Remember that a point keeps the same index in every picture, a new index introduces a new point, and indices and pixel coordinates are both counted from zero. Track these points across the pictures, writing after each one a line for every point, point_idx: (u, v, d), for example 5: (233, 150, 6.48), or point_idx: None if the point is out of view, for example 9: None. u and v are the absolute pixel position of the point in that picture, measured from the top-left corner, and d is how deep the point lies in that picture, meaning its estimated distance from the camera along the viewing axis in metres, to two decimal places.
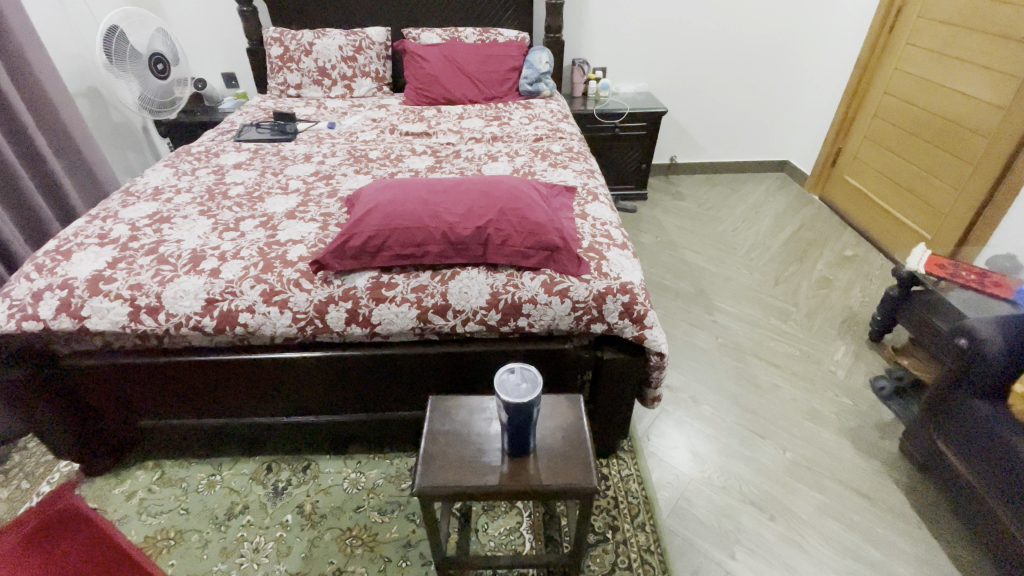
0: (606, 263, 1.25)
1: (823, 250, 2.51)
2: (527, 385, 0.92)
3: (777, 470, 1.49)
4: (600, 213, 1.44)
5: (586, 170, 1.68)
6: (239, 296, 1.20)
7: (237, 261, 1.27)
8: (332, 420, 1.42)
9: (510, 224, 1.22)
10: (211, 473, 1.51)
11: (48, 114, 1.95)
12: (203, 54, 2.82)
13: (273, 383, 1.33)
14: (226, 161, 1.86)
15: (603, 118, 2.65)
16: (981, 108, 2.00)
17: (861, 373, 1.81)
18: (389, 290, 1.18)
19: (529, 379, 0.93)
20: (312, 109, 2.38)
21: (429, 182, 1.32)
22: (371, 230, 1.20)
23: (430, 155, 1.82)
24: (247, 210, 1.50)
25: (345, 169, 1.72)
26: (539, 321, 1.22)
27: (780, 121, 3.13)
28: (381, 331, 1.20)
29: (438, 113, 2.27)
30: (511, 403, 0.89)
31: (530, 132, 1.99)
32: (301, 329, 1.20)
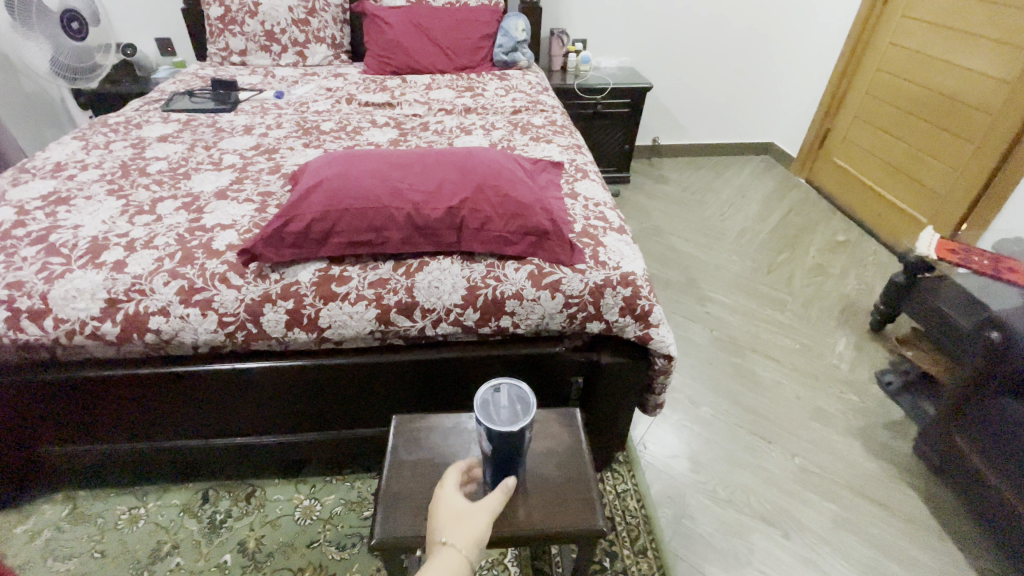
0: (603, 250, 1.06)
1: (814, 235, 2.39)
2: (516, 409, 0.72)
3: (786, 478, 1.34)
4: (591, 192, 1.25)
5: (572, 145, 1.48)
6: (149, 296, 0.96)
7: (148, 251, 1.02)
8: (280, 440, 1.19)
9: (488, 203, 1.01)
10: (135, 505, 1.25)
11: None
12: (130, 15, 2.46)
13: (202, 401, 1.09)
14: (149, 133, 1.58)
15: (584, 94, 2.45)
16: (984, 83, 1.90)
17: (865, 367, 1.69)
18: (340, 285, 0.97)
19: (520, 401, 0.73)
20: (259, 77, 2.09)
21: (389, 154, 1.09)
22: (316, 211, 0.97)
23: (393, 127, 1.58)
24: (167, 189, 1.23)
25: (292, 143, 1.47)
26: (525, 321, 1.02)
27: (765, 101, 2.99)
28: (332, 337, 0.98)
29: (403, 83, 2.02)
30: (499, 433, 0.69)
31: (507, 104, 1.78)
32: (229, 336, 0.97)
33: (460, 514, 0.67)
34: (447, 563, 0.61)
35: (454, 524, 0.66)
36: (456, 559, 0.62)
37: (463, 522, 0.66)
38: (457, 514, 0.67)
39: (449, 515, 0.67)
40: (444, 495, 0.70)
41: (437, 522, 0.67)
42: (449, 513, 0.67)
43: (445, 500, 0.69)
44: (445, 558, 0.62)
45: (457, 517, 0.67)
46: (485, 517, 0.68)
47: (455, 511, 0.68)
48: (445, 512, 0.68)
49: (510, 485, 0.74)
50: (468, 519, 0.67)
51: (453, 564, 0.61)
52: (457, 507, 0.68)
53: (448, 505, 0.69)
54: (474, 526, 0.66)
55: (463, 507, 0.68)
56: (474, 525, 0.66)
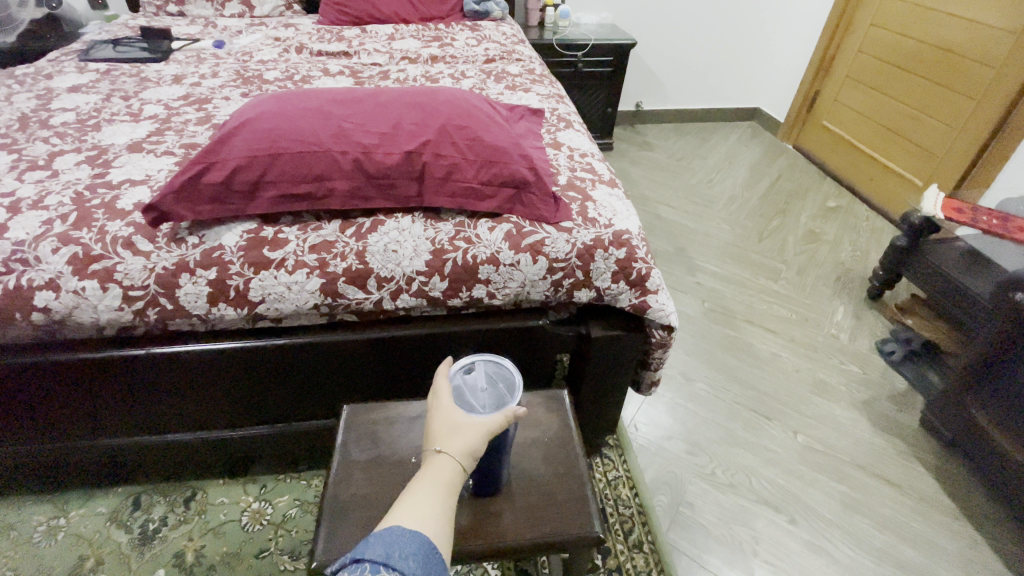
0: (592, 205, 0.91)
1: (805, 201, 2.28)
2: (499, 391, 0.58)
3: (790, 458, 1.23)
4: (576, 142, 1.09)
5: (553, 95, 1.31)
6: (35, 267, 0.76)
7: (36, 212, 0.83)
8: (219, 435, 1.02)
9: (456, 148, 0.84)
10: (53, 516, 1.06)
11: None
12: None
13: (117, 394, 0.90)
14: (60, 83, 1.34)
15: (564, 50, 2.26)
16: (987, 34, 1.79)
17: (865, 337, 1.59)
18: (275, 250, 0.80)
19: (502, 379, 0.59)
20: (197, 27, 1.84)
21: (335, 91, 0.91)
22: (241, 155, 0.78)
23: (348, 77, 1.39)
24: (71, 142, 1.03)
25: (229, 92, 1.26)
26: (502, 290, 0.86)
27: (752, 63, 2.85)
28: (267, 313, 0.81)
29: (363, 33, 1.80)
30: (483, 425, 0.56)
31: (479, 53, 1.59)
32: (139, 315, 0.79)
33: (453, 422, 0.54)
34: (438, 480, 0.50)
35: (448, 433, 0.53)
36: (446, 479, 0.50)
37: (459, 433, 0.53)
38: (449, 421, 0.54)
39: (442, 423, 0.54)
40: (435, 400, 0.56)
41: (429, 427, 0.55)
42: (442, 419, 0.54)
43: (438, 404, 0.56)
44: (433, 476, 0.50)
45: (451, 426, 0.53)
46: (484, 428, 0.54)
47: (448, 418, 0.54)
48: (438, 416, 0.55)
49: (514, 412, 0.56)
50: (464, 430, 0.53)
51: (443, 484, 0.50)
52: (450, 415, 0.54)
53: (442, 410, 0.55)
54: (473, 437, 0.53)
55: (460, 416, 0.54)
56: (472, 436, 0.53)
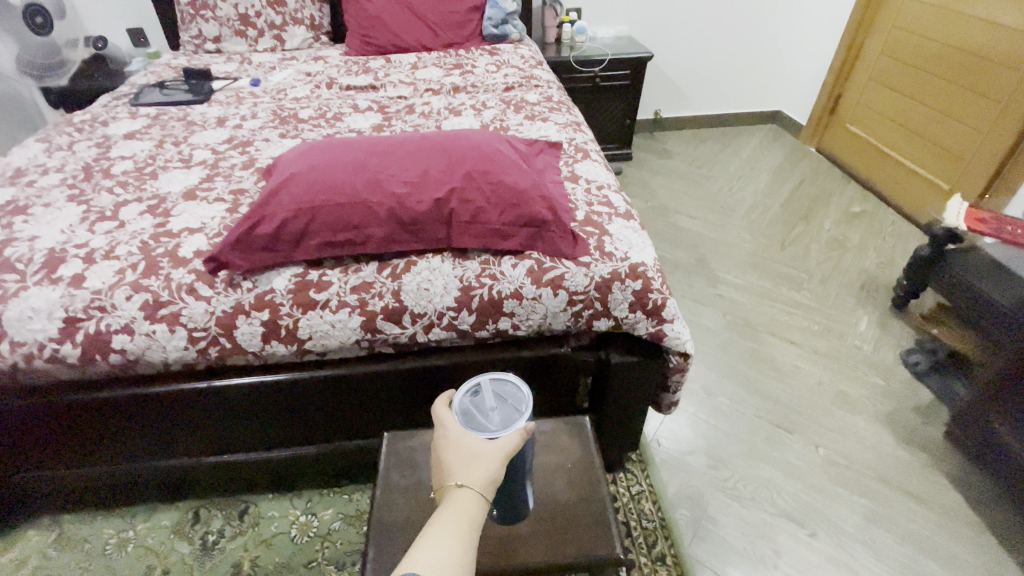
0: (608, 239, 0.96)
1: (828, 206, 2.27)
2: (508, 406, 0.62)
3: (811, 472, 1.26)
4: (593, 174, 1.14)
5: (571, 123, 1.37)
6: (111, 313, 0.86)
7: (110, 262, 0.93)
8: (269, 455, 1.11)
9: (480, 192, 0.91)
10: (123, 528, 1.17)
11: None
12: (99, 9, 2.32)
13: (182, 421, 1.00)
14: (116, 131, 1.46)
15: (580, 67, 2.31)
16: (1011, 36, 1.77)
17: (889, 347, 1.59)
18: (320, 292, 0.88)
19: (509, 393, 0.63)
20: (234, 64, 1.96)
21: (368, 143, 0.99)
22: (287, 210, 0.87)
23: (376, 112, 1.47)
24: (132, 191, 1.13)
25: (268, 134, 1.36)
26: (526, 321, 0.93)
27: (772, 66, 2.83)
28: (314, 348, 0.90)
29: (387, 63, 1.89)
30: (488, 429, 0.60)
31: (498, 81, 1.65)
32: (201, 353, 0.88)
33: (472, 453, 0.58)
34: (459, 509, 0.54)
35: (467, 464, 0.57)
36: (471, 511, 0.54)
37: (477, 462, 0.57)
38: (468, 454, 0.58)
39: (459, 454, 0.58)
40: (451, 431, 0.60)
41: (447, 460, 0.58)
42: (459, 449, 0.58)
43: (455, 436, 0.60)
44: (459, 507, 0.54)
45: (469, 456, 0.57)
46: (501, 456, 0.58)
47: (468, 450, 0.58)
48: (457, 450, 0.58)
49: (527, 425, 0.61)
50: (484, 461, 0.57)
51: (469, 515, 0.54)
52: (469, 447, 0.58)
53: (459, 442, 0.59)
54: (493, 466, 0.57)
55: (477, 445, 0.58)
56: (493, 466, 0.57)
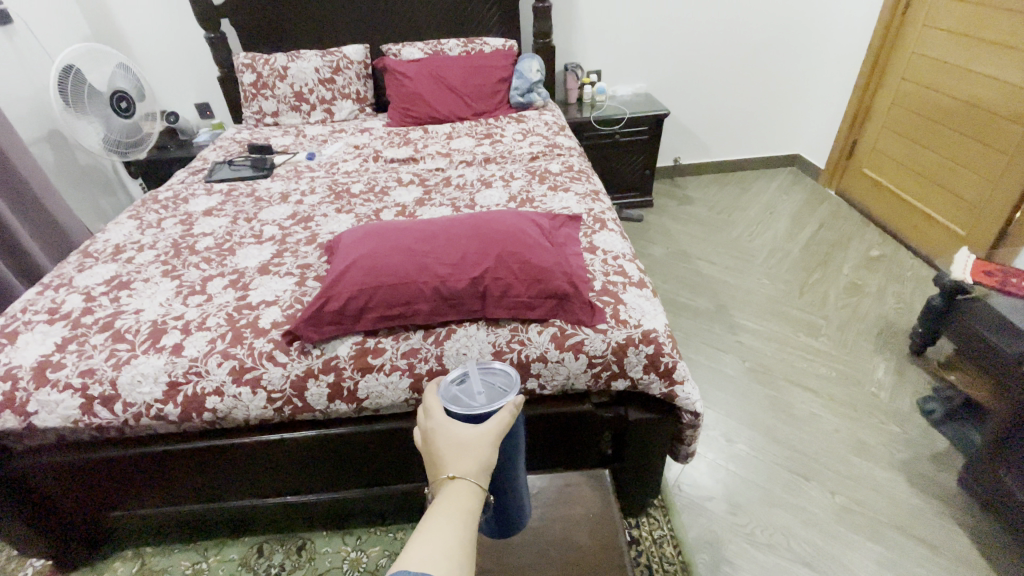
0: (623, 307, 1.09)
1: (847, 250, 2.34)
2: (494, 389, 0.70)
3: (828, 519, 1.32)
4: (610, 244, 1.28)
5: (589, 193, 1.52)
6: (205, 377, 1.04)
7: (203, 333, 1.10)
8: (326, 497, 1.26)
9: (510, 270, 1.06)
10: (197, 560, 1.32)
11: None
12: (172, 87, 2.54)
13: (255, 467, 1.16)
14: (196, 207, 1.68)
15: (601, 125, 2.48)
16: (1013, 92, 1.85)
17: (906, 395, 1.64)
18: (376, 357, 1.04)
19: (497, 380, 0.72)
20: (291, 138, 2.21)
21: (415, 227, 1.16)
22: (350, 290, 1.05)
23: (418, 185, 1.67)
24: (215, 266, 1.33)
25: (326, 209, 1.57)
26: (551, 381, 1.06)
27: (788, 114, 2.95)
28: (370, 405, 1.06)
29: (425, 134, 2.11)
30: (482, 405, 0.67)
31: (524, 151, 1.83)
32: (277, 410, 1.05)
33: (465, 442, 0.63)
34: (456, 497, 0.58)
35: (457, 455, 0.62)
36: (468, 495, 0.58)
37: (466, 451, 0.62)
38: (461, 443, 0.63)
39: (449, 446, 0.63)
40: (442, 422, 0.65)
41: (440, 451, 0.63)
42: (449, 441, 0.63)
43: (443, 428, 0.65)
44: (457, 492, 0.58)
45: (459, 446, 0.62)
46: (492, 440, 0.64)
47: (460, 439, 0.63)
48: (449, 441, 0.63)
49: (516, 401, 0.69)
50: (477, 448, 0.63)
51: (465, 500, 0.58)
52: (461, 436, 0.63)
53: (451, 433, 0.64)
54: (486, 452, 0.63)
55: (466, 434, 0.64)
56: (486, 451, 0.63)
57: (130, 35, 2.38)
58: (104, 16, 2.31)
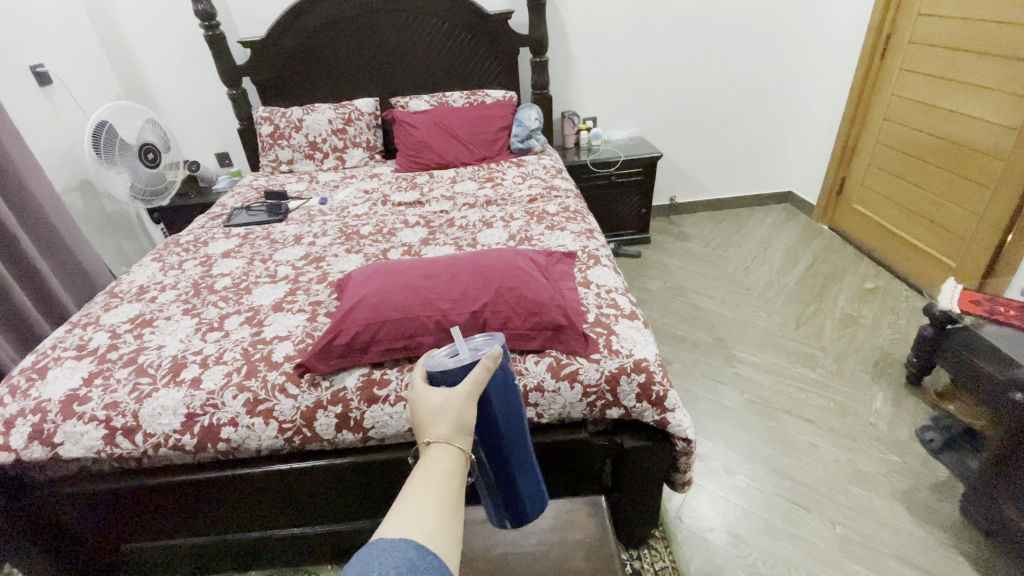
0: (615, 338, 1.15)
1: (842, 283, 2.39)
2: (479, 351, 0.75)
3: (829, 550, 1.32)
4: (603, 279, 1.36)
5: (584, 231, 1.61)
6: (221, 409, 1.10)
7: (219, 366, 1.17)
8: (331, 529, 1.28)
9: (508, 304, 1.13)
10: None
11: (10, 187, 1.74)
12: (195, 138, 2.71)
13: (263, 498, 1.20)
14: (215, 250, 1.79)
15: (597, 168, 2.61)
16: (990, 129, 1.93)
17: (904, 424, 1.66)
18: (381, 388, 1.10)
19: (481, 346, 0.77)
20: (304, 184, 2.34)
21: (420, 265, 1.24)
22: (358, 325, 1.12)
23: (423, 226, 1.77)
24: (232, 305, 1.42)
25: (336, 250, 1.67)
26: (548, 410, 1.11)
27: (778, 154, 3.07)
28: (375, 435, 1.11)
29: (431, 179, 2.24)
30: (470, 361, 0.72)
31: (524, 193, 1.94)
32: (288, 440, 1.11)
33: (439, 408, 0.67)
34: (435, 461, 0.63)
35: (433, 421, 0.66)
36: (446, 455, 0.63)
37: (441, 415, 0.67)
38: (435, 410, 0.67)
39: (426, 414, 0.67)
40: (420, 390, 0.70)
41: (419, 419, 0.68)
42: (426, 409, 0.68)
43: (420, 396, 0.69)
44: (436, 456, 0.63)
45: (434, 413, 0.67)
46: (464, 398, 0.68)
47: (434, 406, 0.68)
48: (425, 408, 0.68)
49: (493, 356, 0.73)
50: (450, 411, 0.67)
51: (444, 461, 0.63)
52: (434, 403, 0.68)
53: (427, 400, 0.69)
54: (458, 413, 0.67)
55: (440, 399, 0.68)
56: (458, 412, 0.67)
57: (158, 93, 2.58)
58: (137, 77, 2.51)
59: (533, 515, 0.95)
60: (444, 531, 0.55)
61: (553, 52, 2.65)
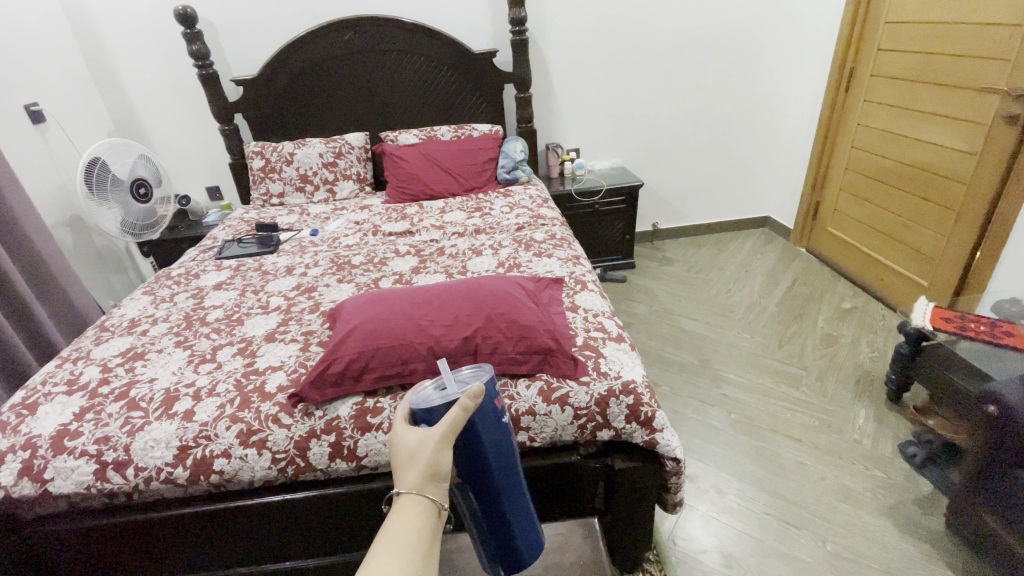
0: (604, 360, 1.19)
1: (822, 304, 2.47)
2: (466, 383, 0.79)
3: (821, 568, 1.34)
4: (590, 303, 1.40)
5: (571, 257, 1.67)
6: (214, 441, 1.10)
7: (212, 399, 1.17)
8: (325, 561, 1.27)
9: (498, 329, 1.17)
10: None
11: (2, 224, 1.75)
12: (185, 173, 2.74)
13: (255, 530, 1.18)
14: (206, 282, 1.80)
15: (581, 197, 2.70)
16: (951, 156, 2.04)
17: (887, 441, 1.70)
18: (374, 416, 1.11)
19: (468, 379, 0.80)
20: (295, 216, 2.37)
21: (411, 294, 1.28)
22: (352, 353, 1.14)
23: (414, 256, 1.81)
24: (225, 336, 1.43)
25: (328, 280, 1.70)
26: (540, 433, 1.13)
27: (755, 180, 3.19)
28: (368, 464, 1.12)
29: (420, 209, 2.29)
30: (459, 393, 0.75)
31: (511, 222, 2.00)
32: (281, 471, 1.11)
33: (412, 451, 0.70)
34: (404, 514, 0.64)
35: (404, 468, 0.68)
36: (413, 508, 0.65)
37: (411, 462, 0.68)
38: (409, 455, 0.69)
39: (400, 459, 0.69)
40: (398, 430, 0.72)
41: (396, 461, 0.70)
42: (401, 454, 0.70)
43: (397, 440, 0.71)
44: (404, 510, 0.65)
45: (407, 459, 0.69)
46: (434, 443, 0.70)
47: (408, 448, 0.70)
48: (400, 450, 0.70)
49: (472, 395, 0.74)
50: (422, 455, 0.69)
51: (410, 515, 0.64)
52: (408, 447, 0.70)
53: (403, 441, 0.71)
54: (431, 457, 0.69)
55: (413, 443, 0.70)
56: (430, 457, 0.69)
57: (149, 129, 2.62)
58: (129, 114, 2.56)
59: (528, 556, 0.92)
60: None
61: (538, 87, 2.77)
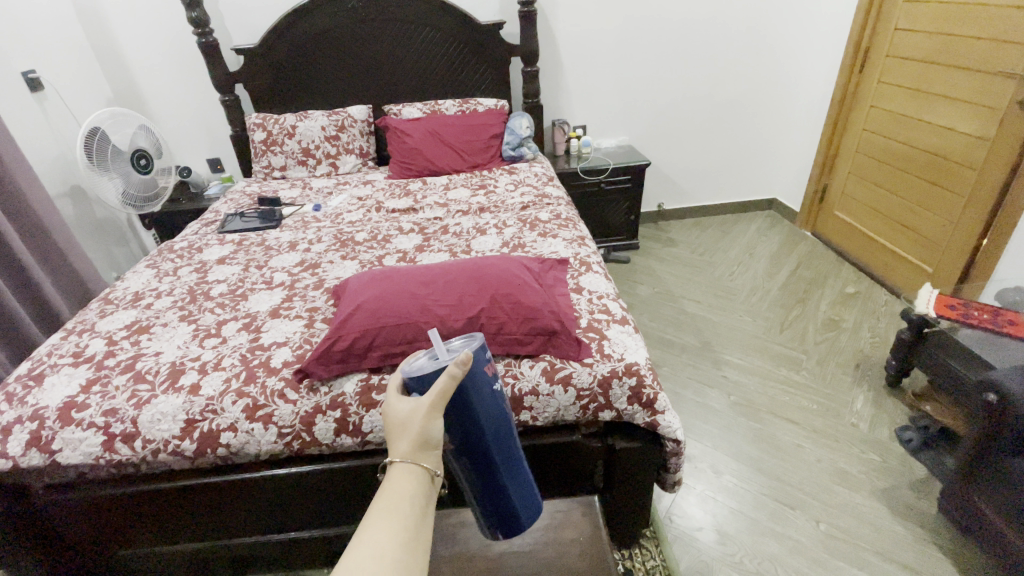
0: (607, 343, 1.19)
1: (825, 288, 2.46)
2: (456, 351, 0.77)
3: (813, 547, 1.37)
4: (595, 285, 1.40)
5: (576, 238, 1.65)
6: (221, 415, 1.11)
7: (218, 372, 1.18)
8: (329, 532, 1.30)
9: (503, 310, 1.17)
10: None
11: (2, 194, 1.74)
12: (185, 144, 2.70)
13: (259, 501, 1.20)
14: (209, 257, 1.79)
15: (586, 175, 2.66)
16: (963, 140, 2.01)
17: (885, 425, 1.72)
18: (380, 393, 1.13)
19: (459, 346, 0.79)
20: (298, 191, 2.35)
21: (416, 273, 1.27)
22: (356, 331, 1.15)
23: (417, 234, 1.79)
24: (229, 310, 1.43)
25: (331, 256, 1.69)
26: (543, 413, 1.14)
27: (763, 162, 3.15)
28: (373, 439, 1.14)
29: (424, 186, 2.27)
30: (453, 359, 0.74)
31: (516, 201, 1.97)
32: (287, 445, 1.12)
33: (403, 421, 0.69)
34: (397, 482, 0.65)
35: (395, 436, 0.68)
36: (406, 477, 0.65)
37: (403, 430, 0.68)
38: (400, 424, 0.69)
39: (392, 428, 0.69)
40: (391, 399, 0.72)
41: (388, 430, 0.70)
42: (393, 423, 0.70)
43: (388, 409, 0.71)
44: (397, 478, 0.65)
45: (399, 428, 0.69)
46: (424, 412, 0.70)
47: (399, 418, 0.69)
48: (393, 419, 0.70)
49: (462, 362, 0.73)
50: (413, 425, 0.69)
51: (403, 482, 0.65)
52: (399, 416, 0.69)
53: (394, 410, 0.70)
54: (422, 426, 0.69)
55: (404, 412, 0.69)
56: (421, 426, 0.69)
57: (148, 99, 2.57)
58: (128, 83, 2.51)
59: (525, 519, 0.94)
60: (404, 564, 0.57)
61: (545, 62, 2.70)
